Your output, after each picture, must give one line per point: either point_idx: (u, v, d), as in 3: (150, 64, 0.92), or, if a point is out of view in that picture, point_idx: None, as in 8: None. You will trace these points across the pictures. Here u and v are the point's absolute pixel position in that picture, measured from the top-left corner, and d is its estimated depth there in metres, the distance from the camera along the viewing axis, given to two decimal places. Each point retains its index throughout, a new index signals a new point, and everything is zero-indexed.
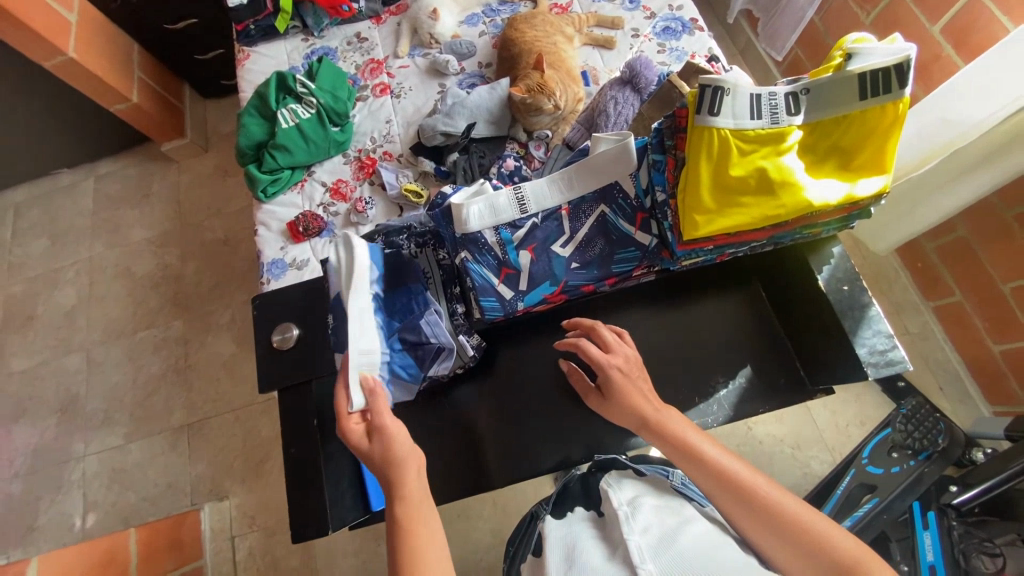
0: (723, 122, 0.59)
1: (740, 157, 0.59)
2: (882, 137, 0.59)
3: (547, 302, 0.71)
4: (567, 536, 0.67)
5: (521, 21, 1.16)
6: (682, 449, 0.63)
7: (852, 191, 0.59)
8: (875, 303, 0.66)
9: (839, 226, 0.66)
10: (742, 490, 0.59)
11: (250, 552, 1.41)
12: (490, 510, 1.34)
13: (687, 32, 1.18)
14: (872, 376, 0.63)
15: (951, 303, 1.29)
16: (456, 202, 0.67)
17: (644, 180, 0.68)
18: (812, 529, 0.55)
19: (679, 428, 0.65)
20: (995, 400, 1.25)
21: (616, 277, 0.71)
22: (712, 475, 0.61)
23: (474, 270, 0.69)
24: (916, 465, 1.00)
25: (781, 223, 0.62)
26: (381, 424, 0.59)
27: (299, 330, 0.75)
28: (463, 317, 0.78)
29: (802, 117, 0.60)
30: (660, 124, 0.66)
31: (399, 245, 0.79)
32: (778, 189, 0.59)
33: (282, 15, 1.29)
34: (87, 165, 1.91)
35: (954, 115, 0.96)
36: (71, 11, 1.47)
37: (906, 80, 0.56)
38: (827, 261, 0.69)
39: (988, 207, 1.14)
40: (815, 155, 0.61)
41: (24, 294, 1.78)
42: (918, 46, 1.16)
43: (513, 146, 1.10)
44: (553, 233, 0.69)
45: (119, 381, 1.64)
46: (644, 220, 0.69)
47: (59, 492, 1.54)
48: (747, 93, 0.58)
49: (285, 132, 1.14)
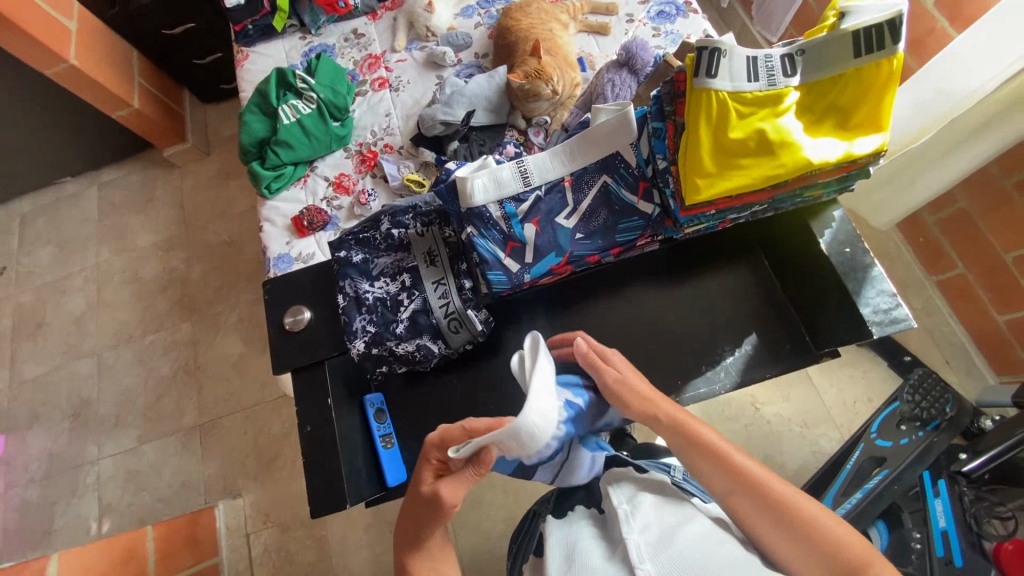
0: (721, 84, 0.60)
1: (738, 121, 0.60)
2: (878, 96, 0.60)
3: (554, 273, 0.73)
4: (568, 536, 0.70)
5: (516, 9, 1.18)
6: (701, 446, 0.62)
7: (849, 149, 0.60)
8: (877, 263, 0.67)
9: (838, 188, 0.67)
10: (755, 486, 0.59)
11: (265, 548, 1.42)
12: (502, 498, 1.35)
13: (682, 15, 1.19)
14: (877, 334, 0.64)
15: (954, 276, 1.29)
16: (461, 176, 0.68)
17: (645, 149, 0.69)
18: (820, 526, 0.57)
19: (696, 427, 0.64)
20: (1001, 370, 1.26)
21: (620, 246, 0.72)
22: (729, 472, 0.61)
23: (480, 245, 0.70)
24: (925, 435, 1.00)
25: (781, 184, 0.62)
26: (451, 501, 0.56)
27: (310, 313, 0.76)
28: (472, 292, 0.75)
29: (798, 78, 0.61)
30: (660, 90, 0.67)
31: (405, 225, 0.78)
32: (777, 149, 0.59)
33: (278, 14, 1.31)
34: (91, 173, 1.93)
35: (949, 85, 0.96)
36: (70, 19, 1.49)
37: (898, 36, 0.57)
38: (829, 225, 0.70)
39: (988, 176, 1.14)
40: (813, 114, 0.62)
41: (33, 303, 1.80)
42: (912, 20, 1.17)
43: (512, 133, 1.11)
44: (557, 205, 0.70)
45: (130, 385, 1.66)
46: (646, 189, 0.69)
47: (75, 495, 1.55)
48: (743, 56, 0.59)
49: (287, 128, 1.15)
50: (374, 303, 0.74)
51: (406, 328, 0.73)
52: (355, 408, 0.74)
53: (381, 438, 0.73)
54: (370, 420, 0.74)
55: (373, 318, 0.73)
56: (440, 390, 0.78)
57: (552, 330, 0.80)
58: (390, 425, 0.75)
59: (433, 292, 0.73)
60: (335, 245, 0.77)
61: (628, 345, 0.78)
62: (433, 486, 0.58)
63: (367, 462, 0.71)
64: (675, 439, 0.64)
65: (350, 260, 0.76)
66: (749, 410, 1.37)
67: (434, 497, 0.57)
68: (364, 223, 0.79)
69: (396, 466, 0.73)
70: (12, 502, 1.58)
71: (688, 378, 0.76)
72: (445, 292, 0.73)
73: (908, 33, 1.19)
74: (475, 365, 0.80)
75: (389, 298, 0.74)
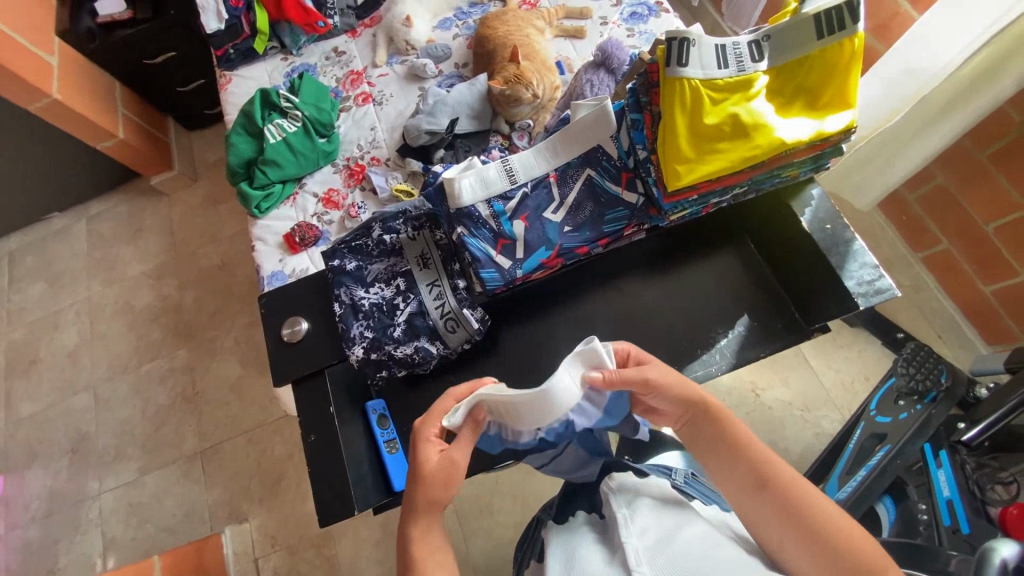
0: (693, 73, 0.62)
1: (713, 106, 0.62)
2: (844, 74, 0.62)
3: (545, 267, 0.73)
4: (569, 542, 0.66)
5: (493, 18, 1.20)
6: (729, 436, 0.62)
7: (821, 128, 0.62)
8: (857, 237, 0.70)
9: (814, 167, 0.69)
10: (774, 483, 0.59)
11: (275, 572, 1.40)
12: (511, 502, 1.35)
13: (654, 15, 1.22)
14: (863, 304, 0.66)
15: (939, 251, 1.32)
16: (449, 177, 0.70)
17: (625, 141, 0.70)
18: (836, 534, 0.55)
19: (726, 417, 0.63)
20: (993, 339, 1.28)
21: (609, 237, 0.72)
22: (750, 464, 0.60)
23: (471, 244, 0.70)
24: (923, 408, 1.01)
25: (758, 164, 0.64)
26: (462, 462, 0.60)
27: (307, 324, 0.76)
28: (466, 291, 0.75)
29: (766, 63, 0.63)
30: (634, 83, 0.69)
31: (396, 230, 0.79)
32: (752, 132, 0.61)
33: (259, 37, 1.33)
34: (79, 206, 1.93)
35: (917, 64, 0.99)
36: (51, 54, 1.50)
37: (857, 16, 0.60)
38: (808, 204, 0.73)
39: (962, 150, 1.17)
40: (783, 97, 0.64)
41: (26, 340, 1.79)
42: (876, 6, 1.21)
43: (496, 138, 1.13)
44: (544, 200, 0.71)
45: (128, 416, 1.64)
46: (629, 179, 0.71)
47: (77, 532, 1.53)
48: (711, 44, 0.62)
49: (274, 147, 1.16)
50: (370, 309, 0.74)
51: (403, 332, 0.73)
52: (360, 417, 0.74)
53: (386, 443, 0.72)
54: (374, 425, 0.73)
55: (370, 324, 0.73)
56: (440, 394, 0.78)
57: (549, 327, 0.81)
58: (393, 430, 0.74)
59: (428, 294, 0.74)
60: (329, 255, 0.78)
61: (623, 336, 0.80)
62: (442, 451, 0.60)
63: (374, 467, 0.71)
64: (706, 428, 0.63)
65: (344, 269, 0.77)
66: (749, 396, 1.38)
67: (449, 461, 0.60)
68: (357, 232, 0.81)
69: (402, 471, 0.71)
70: (12, 544, 1.55)
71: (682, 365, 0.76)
72: (439, 293, 0.74)
73: (873, 19, 1.23)
74: (475, 367, 0.81)
75: (385, 303, 0.75)
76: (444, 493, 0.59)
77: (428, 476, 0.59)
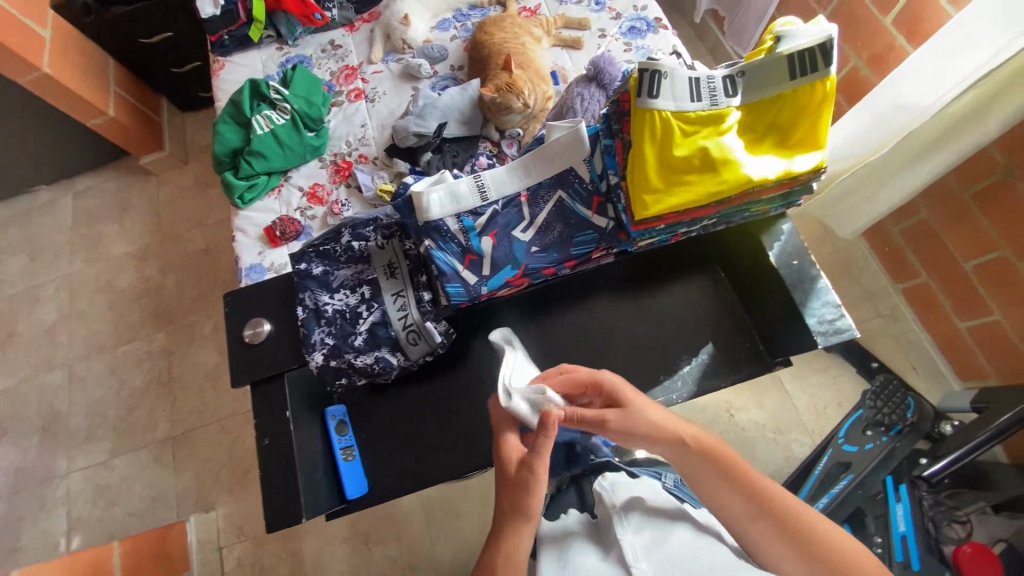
0: (664, 105, 0.62)
1: (683, 138, 0.62)
2: (813, 115, 0.62)
3: (511, 286, 0.73)
4: (563, 537, 0.69)
5: (491, 23, 1.20)
6: (725, 468, 0.62)
7: (789, 166, 0.62)
8: (822, 276, 0.70)
9: (784, 203, 0.69)
10: (772, 508, 0.60)
11: (238, 563, 1.39)
12: (480, 507, 1.35)
13: (652, 31, 1.22)
14: (821, 343, 0.67)
15: (919, 285, 1.33)
16: (417, 190, 0.69)
17: (598, 165, 0.70)
18: (835, 551, 0.57)
19: (719, 448, 0.63)
20: (965, 376, 1.29)
21: (576, 259, 0.73)
22: (747, 496, 0.61)
23: (438, 257, 0.70)
24: (889, 440, 1.03)
25: (724, 199, 0.64)
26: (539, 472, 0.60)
27: (270, 325, 0.76)
28: (431, 303, 0.75)
29: (739, 98, 0.63)
30: (607, 109, 0.69)
31: (366, 237, 0.78)
32: (720, 167, 0.61)
33: (255, 24, 1.31)
34: (66, 181, 1.91)
35: (907, 100, 0.99)
36: (44, 27, 1.48)
37: (829, 59, 0.60)
38: (778, 238, 0.72)
39: (947, 187, 1.18)
40: (755, 133, 0.64)
41: (3, 312, 1.76)
42: (872, 38, 1.21)
43: (486, 145, 1.13)
44: (514, 219, 0.71)
45: (101, 396, 1.62)
46: (600, 204, 0.71)
47: (42, 511, 1.51)
48: (685, 76, 0.62)
49: (261, 138, 1.15)
50: (334, 316, 0.74)
51: (364, 341, 0.74)
52: (316, 422, 0.75)
53: (341, 449, 0.74)
54: (332, 432, 0.75)
55: (332, 330, 0.73)
56: (404, 398, 0.80)
57: (520, 341, 0.81)
58: (351, 438, 0.76)
59: (392, 304, 0.75)
60: (296, 257, 0.77)
61: (590, 354, 0.80)
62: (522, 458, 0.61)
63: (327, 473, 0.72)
64: (695, 463, 0.62)
65: (310, 273, 0.76)
66: (724, 416, 1.39)
67: (529, 471, 0.60)
68: (325, 236, 0.79)
69: (357, 479, 0.74)
70: None
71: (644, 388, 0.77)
72: (404, 304, 0.75)
73: (868, 50, 1.23)
74: (441, 376, 0.80)
75: (349, 310, 0.75)
76: (533, 501, 0.60)
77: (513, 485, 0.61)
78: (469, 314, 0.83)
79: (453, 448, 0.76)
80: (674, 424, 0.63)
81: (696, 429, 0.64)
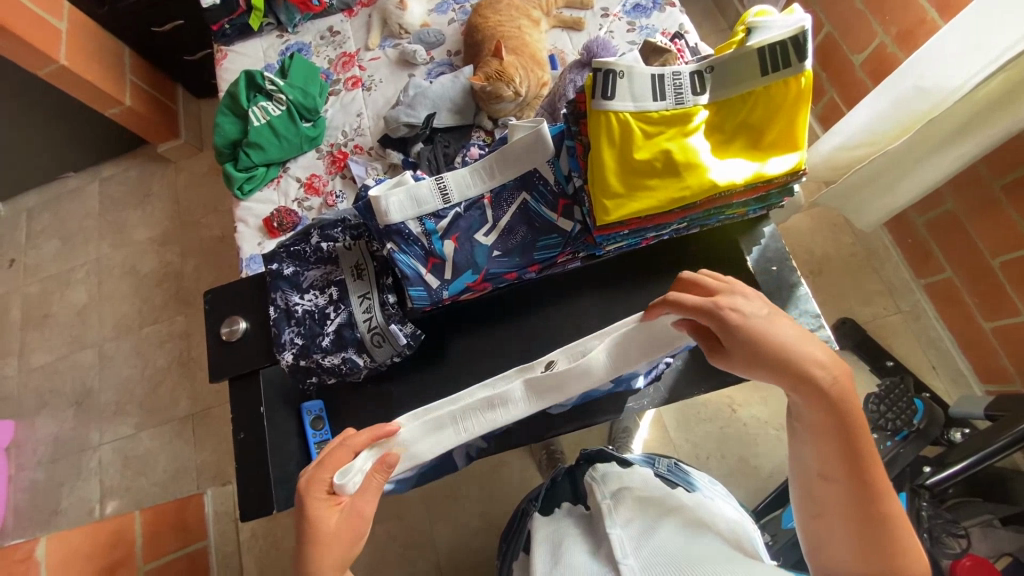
0: (621, 105, 0.66)
1: (644, 140, 0.67)
2: (789, 113, 0.65)
3: (472, 290, 0.78)
4: (554, 533, 0.69)
5: (486, 5, 1.15)
6: (840, 422, 0.52)
7: (760, 169, 0.66)
8: (802, 282, 0.78)
9: (763, 204, 0.74)
10: (857, 480, 0.52)
11: (253, 534, 1.47)
12: (478, 494, 1.35)
13: (658, 9, 1.15)
14: None
15: (942, 281, 1.25)
16: (377, 194, 0.72)
17: (563, 166, 0.75)
18: (900, 550, 0.51)
19: (847, 402, 0.52)
20: (987, 379, 1.21)
21: (539, 264, 0.78)
22: (843, 459, 0.52)
23: (401, 260, 0.74)
24: (894, 445, 0.99)
25: (689, 204, 0.69)
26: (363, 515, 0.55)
27: (246, 324, 0.82)
28: (395, 306, 0.78)
29: (708, 95, 0.67)
30: (566, 111, 0.73)
31: (334, 238, 0.81)
32: (683, 170, 0.66)
33: (254, 13, 1.31)
34: (92, 169, 1.98)
35: (928, 81, 0.90)
36: (60, 19, 1.52)
37: (803, 54, 0.63)
38: (757, 243, 0.81)
39: (978, 177, 1.10)
40: (724, 133, 0.68)
41: (39, 294, 1.88)
42: (901, 13, 1.11)
43: (479, 134, 1.10)
44: (476, 222, 0.76)
45: (128, 374, 1.72)
46: (565, 206, 0.76)
47: (79, 478, 1.64)
48: (648, 75, 0.66)
49: (257, 130, 1.17)
50: (303, 316, 0.78)
51: (331, 342, 0.77)
52: (294, 415, 0.81)
53: (315, 444, 0.79)
54: (306, 426, 0.80)
55: (301, 330, 0.78)
56: (387, 392, 0.84)
57: (495, 337, 0.85)
58: (326, 432, 0.81)
59: (358, 306, 0.77)
60: (269, 258, 0.82)
61: None
62: (351, 505, 0.56)
63: (300, 466, 0.78)
64: (817, 409, 0.52)
65: (282, 273, 0.81)
66: (727, 412, 1.32)
67: (353, 514, 0.55)
68: (295, 237, 0.83)
69: None
70: (22, 484, 1.67)
71: (621, 397, 0.84)
72: (369, 306, 0.77)
73: (897, 24, 1.13)
74: (420, 371, 0.84)
75: (318, 311, 0.78)
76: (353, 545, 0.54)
77: (326, 537, 0.54)
78: (449, 316, 0.86)
79: None
80: (810, 363, 0.52)
81: (836, 368, 0.53)
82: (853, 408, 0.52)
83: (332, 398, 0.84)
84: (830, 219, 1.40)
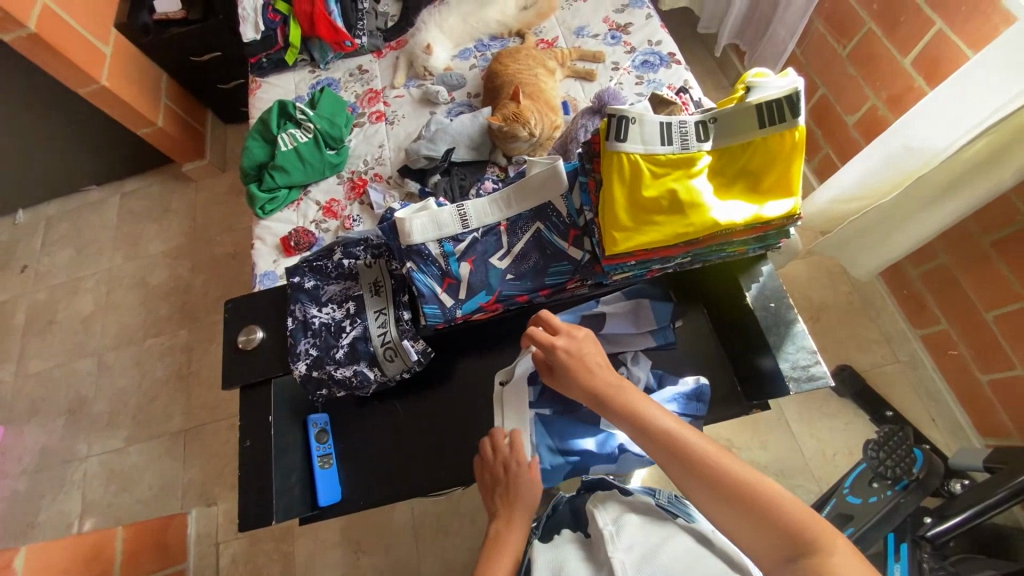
0: (632, 148, 0.72)
1: (652, 180, 0.71)
2: (786, 163, 0.71)
3: (484, 310, 0.81)
4: (555, 558, 0.66)
5: (507, 55, 1.25)
6: (633, 421, 0.64)
7: (758, 211, 0.71)
8: (800, 321, 0.78)
9: (761, 245, 0.78)
10: (688, 461, 0.59)
11: (233, 559, 1.41)
12: (469, 528, 1.31)
13: (665, 65, 1.24)
14: (794, 388, 0.74)
15: (937, 332, 1.27)
16: (402, 216, 0.77)
17: (575, 201, 0.80)
18: (765, 503, 0.54)
19: (631, 401, 0.65)
20: (986, 433, 1.21)
21: (549, 288, 0.81)
22: (661, 448, 0.61)
23: (418, 279, 0.79)
24: (893, 495, 0.98)
25: (692, 240, 0.73)
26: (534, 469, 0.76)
27: (262, 333, 0.84)
28: (409, 323, 0.81)
29: (710, 143, 0.72)
30: (581, 150, 0.79)
31: (355, 255, 0.85)
32: (687, 209, 0.71)
33: (290, 49, 1.41)
34: (114, 183, 2.05)
35: (916, 142, 0.96)
36: (106, 43, 1.61)
37: (797, 111, 0.68)
38: (755, 280, 0.82)
39: (967, 233, 1.15)
40: (725, 177, 0.73)
41: (46, 301, 1.90)
42: (890, 78, 1.20)
43: (493, 169, 1.18)
44: (492, 246, 0.80)
45: (125, 385, 1.72)
46: (576, 237, 0.80)
47: (60, 491, 1.60)
48: (656, 123, 0.71)
49: (284, 154, 1.23)
50: (319, 328, 0.81)
51: (345, 354, 0.80)
52: (299, 431, 0.82)
53: (318, 457, 0.81)
54: (311, 441, 0.81)
55: (316, 342, 0.80)
56: (393, 409, 0.86)
57: (500, 358, 0.88)
58: (330, 446, 0.83)
59: (374, 320, 0.81)
60: (291, 271, 0.85)
61: None
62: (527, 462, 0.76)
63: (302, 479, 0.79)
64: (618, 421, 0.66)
65: (302, 286, 0.84)
66: None
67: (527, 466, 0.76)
68: (319, 253, 0.87)
69: (330, 486, 0.80)
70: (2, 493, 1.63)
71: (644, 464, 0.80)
72: (384, 321, 0.81)
73: (887, 90, 1.22)
74: (427, 389, 0.87)
75: (333, 324, 0.82)
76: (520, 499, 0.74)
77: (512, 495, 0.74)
78: (459, 338, 0.89)
79: (434, 461, 0.82)
80: (602, 383, 0.67)
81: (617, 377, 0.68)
82: (638, 405, 0.65)
83: (338, 412, 0.86)
84: (826, 266, 1.45)
